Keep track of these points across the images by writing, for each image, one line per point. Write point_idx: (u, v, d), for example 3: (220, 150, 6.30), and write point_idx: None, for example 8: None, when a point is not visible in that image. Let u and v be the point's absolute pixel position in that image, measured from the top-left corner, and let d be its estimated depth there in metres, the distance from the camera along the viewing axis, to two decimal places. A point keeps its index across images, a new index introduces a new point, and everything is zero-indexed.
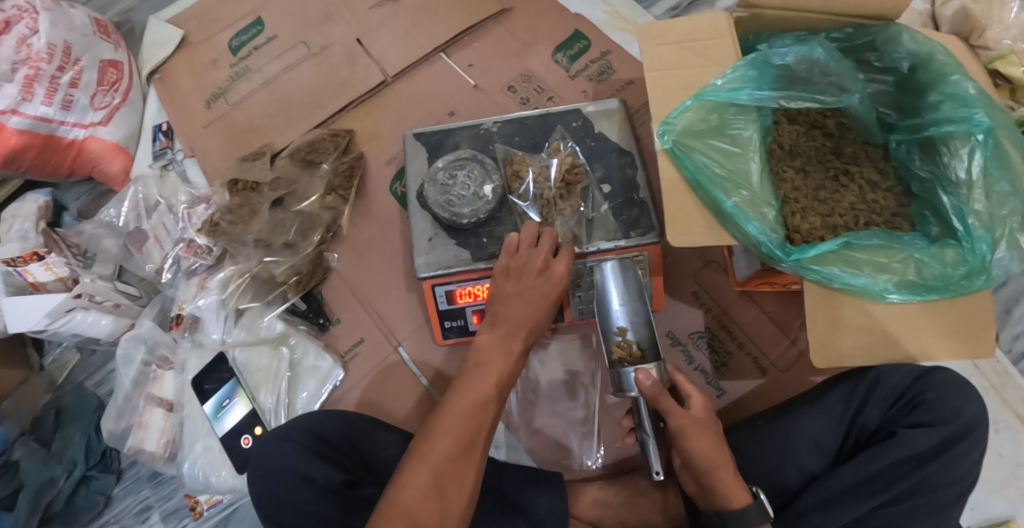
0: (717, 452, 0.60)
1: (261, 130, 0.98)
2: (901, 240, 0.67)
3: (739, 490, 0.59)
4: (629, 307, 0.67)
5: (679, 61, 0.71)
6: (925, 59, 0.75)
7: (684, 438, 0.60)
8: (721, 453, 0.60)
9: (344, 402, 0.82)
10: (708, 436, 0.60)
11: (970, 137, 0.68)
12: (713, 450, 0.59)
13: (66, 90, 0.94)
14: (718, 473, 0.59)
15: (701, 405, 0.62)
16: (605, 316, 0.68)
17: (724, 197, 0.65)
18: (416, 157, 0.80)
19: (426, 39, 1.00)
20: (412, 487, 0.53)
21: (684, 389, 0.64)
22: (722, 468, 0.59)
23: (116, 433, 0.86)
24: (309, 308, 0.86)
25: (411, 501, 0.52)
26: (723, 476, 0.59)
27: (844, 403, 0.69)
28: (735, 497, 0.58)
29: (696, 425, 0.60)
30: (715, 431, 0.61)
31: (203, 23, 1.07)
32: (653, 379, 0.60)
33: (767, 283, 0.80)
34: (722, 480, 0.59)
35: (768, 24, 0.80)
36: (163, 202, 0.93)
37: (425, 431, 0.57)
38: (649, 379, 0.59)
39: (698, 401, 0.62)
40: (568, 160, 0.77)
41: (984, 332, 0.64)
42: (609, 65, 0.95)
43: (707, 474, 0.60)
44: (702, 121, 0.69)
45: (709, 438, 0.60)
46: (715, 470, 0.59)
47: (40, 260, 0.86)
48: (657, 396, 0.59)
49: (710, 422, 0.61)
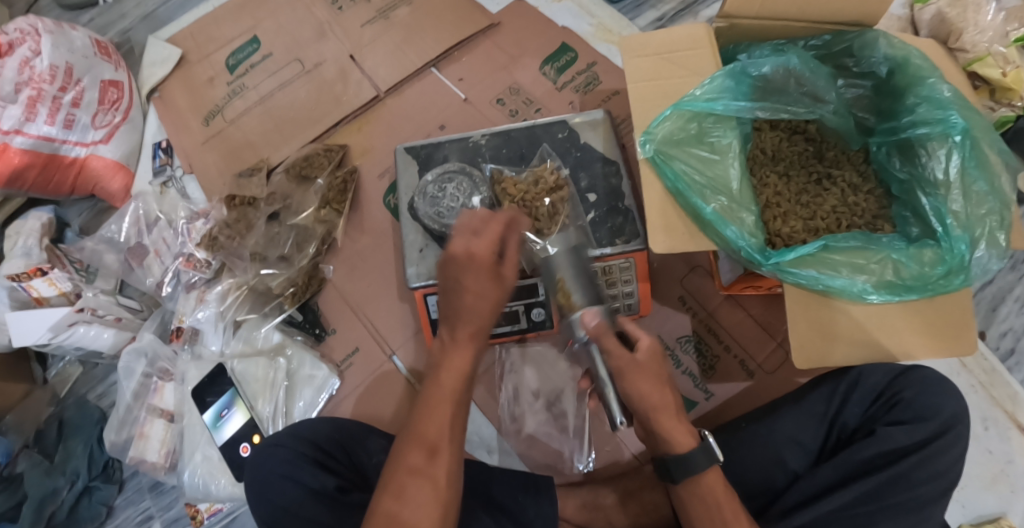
0: (659, 396, 0.58)
1: (257, 146, 1.00)
2: (879, 242, 0.69)
3: (684, 434, 0.58)
4: (566, 270, 0.66)
5: (658, 72, 0.74)
6: (901, 63, 0.77)
7: (623, 382, 0.58)
8: (662, 396, 0.58)
9: (340, 411, 0.84)
10: (650, 380, 0.57)
11: (947, 138, 0.70)
12: (653, 393, 0.57)
13: (67, 110, 0.97)
14: (659, 416, 0.58)
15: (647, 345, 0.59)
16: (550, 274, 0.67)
17: (704, 204, 0.67)
18: (407, 171, 0.83)
19: (417, 54, 1.02)
20: (399, 490, 0.55)
21: (631, 331, 0.61)
22: (664, 410, 0.58)
23: (118, 444, 0.89)
24: (306, 320, 0.89)
25: (398, 505, 0.54)
26: (663, 420, 0.58)
27: (825, 402, 0.70)
28: (678, 442, 0.58)
29: (636, 368, 0.57)
30: (659, 374, 0.58)
31: (200, 43, 1.10)
32: (599, 319, 0.61)
33: (750, 286, 0.82)
34: (662, 424, 0.58)
35: (746, 33, 0.82)
36: (163, 218, 0.96)
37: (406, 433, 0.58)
38: (593, 320, 0.60)
39: (645, 343, 0.59)
40: (551, 179, 0.77)
41: (965, 330, 0.66)
42: (595, 76, 0.98)
43: (649, 418, 0.58)
44: (682, 131, 0.71)
45: (651, 380, 0.58)
46: (654, 413, 0.58)
47: (43, 275, 0.89)
48: (600, 336, 0.59)
49: (657, 364, 0.59)
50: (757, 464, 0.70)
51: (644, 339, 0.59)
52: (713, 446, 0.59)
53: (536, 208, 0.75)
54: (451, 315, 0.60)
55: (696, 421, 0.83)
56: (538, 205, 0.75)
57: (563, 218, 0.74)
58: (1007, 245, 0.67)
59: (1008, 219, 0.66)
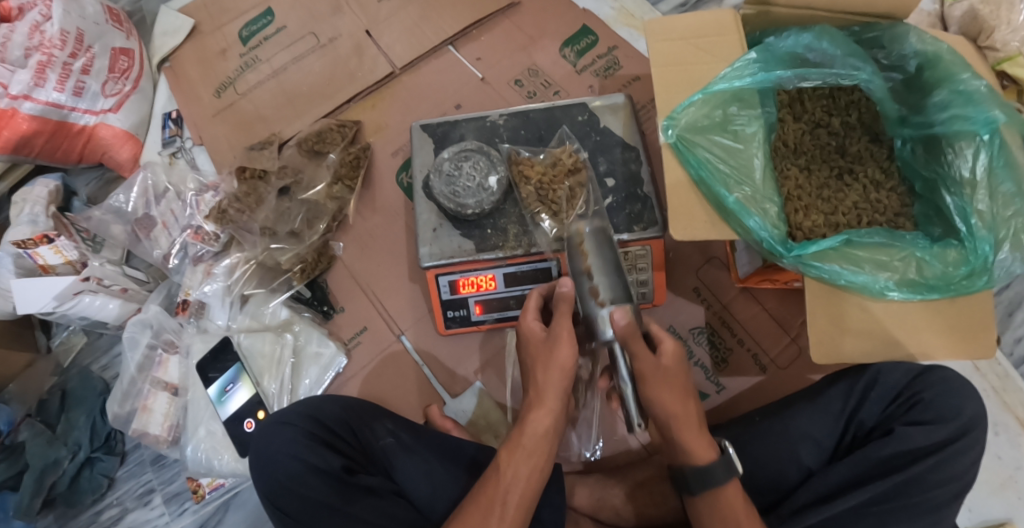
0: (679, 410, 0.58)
1: (268, 119, 0.99)
2: (902, 239, 0.67)
3: (704, 448, 0.59)
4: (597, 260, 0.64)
5: (684, 58, 0.72)
6: (932, 58, 0.75)
7: (646, 388, 0.58)
8: (685, 407, 0.58)
9: (345, 390, 0.83)
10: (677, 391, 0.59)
11: (976, 137, 0.69)
12: (676, 402, 0.58)
13: (77, 77, 0.95)
14: (680, 426, 0.58)
15: (671, 352, 0.60)
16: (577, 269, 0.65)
17: (727, 192, 0.65)
18: (422, 148, 0.81)
19: (434, 33, 1.00)
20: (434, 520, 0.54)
21: (657, 335, 0.61)
22: (681, 423, 0.58)
23: (120, 416, 0.87)
24: (314, 297, 0.87)
25: None
26: (684, 432, 0.58)
27: (842, 399, 0.69)
28: (698, 456, 0.58)
29: (659, 374, 0.58)
30: (683, 383, 0.59)
31: (213, 14, 1.08)
32: (628, 318, 0.60)
33: (767, 280, 0.80)
34: (683, 435, 0.58)
35: (776, 21, 0.80)
36: (172, 189, 0.95)
37: (477, 503, 0.56)
38: (623, 318, 0.60)
39: (669, 347, 0.59)
40: (569, 161, 0.76)
41: (983, 332, 0.65)
42: (616, 61, 0.96)
43: (669, 427, 0.59)
44: (706, 117, 0.69)
45: (673, 389, 0.58)
46: (676, 425, 0.58)
47: (49, 242, 0.87)
48: (628, 340, 0.58)
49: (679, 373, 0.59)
50: (769, 457, 0.69)
51: (667, 342, 0.60)
52: (733, 460, 0.59)
53: (551, 190, 0.74)
54: (535, 393, 0.61)
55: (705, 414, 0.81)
56: (558, 189, 0.74)
57: (582, 201, 0.73)
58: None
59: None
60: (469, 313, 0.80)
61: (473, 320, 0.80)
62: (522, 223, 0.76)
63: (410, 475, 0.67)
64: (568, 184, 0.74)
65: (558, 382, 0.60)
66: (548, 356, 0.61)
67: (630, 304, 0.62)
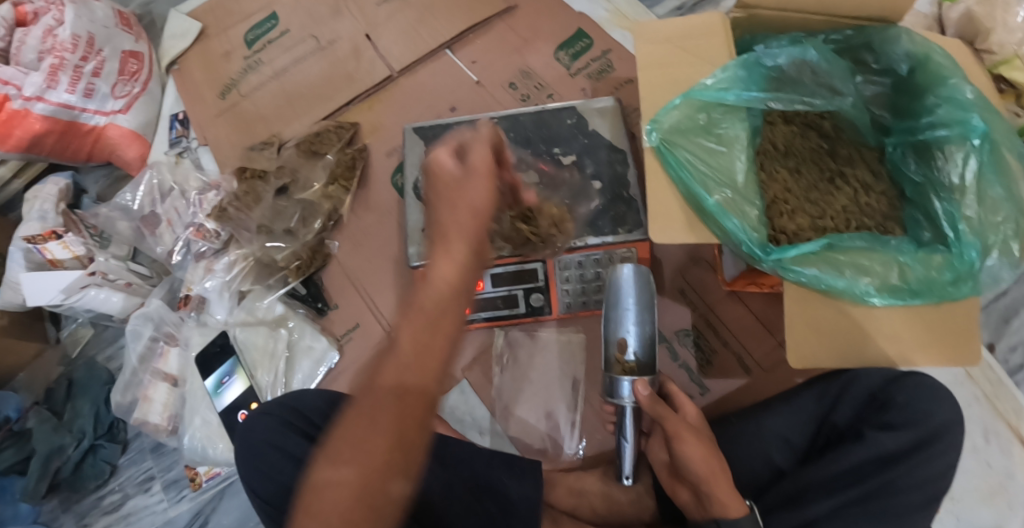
0: (708, 460, 0.64)
1: (269, 120, 1.01)
2: (885, 244, 0.68)
3: (735, 501, 0.62)
4: (635, 308, 0.70)
5: (668, 59, 0.73)
6: (923, 60, 0.75)
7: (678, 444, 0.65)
8: (713, 464, 0.64)
9: (336, 384, 0.85)
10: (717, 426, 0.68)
11: (966, 141, 0.69)
12: (708, 460, 0.64)
13: (88, 79, 0.99)
14: (712, 483, 0.63)
15: (692, 414, 0.70)
16: (614, 320, 0.70)
17: (707, 195, 0.65)
18: (414, 150, 0.83)
19: (431, 35, 1.02)
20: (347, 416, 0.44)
21: (676, 398, 0.71)
22: (716, 475, 0.63)
23: (123, 405, 0.91)
24: (309, 293, 0.89)
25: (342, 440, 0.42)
26: (716, 485, 0.63)
27: (815, 402, 0.70)
28: (731, 508, 0.61)
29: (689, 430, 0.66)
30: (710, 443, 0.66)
31: (219, 17, 1.11)
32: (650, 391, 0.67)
33: (754, 283, 0.80)
34: (716, 489, 0.63)
35: (762, 24, 0.81)
36: (177, 188, 0.98)
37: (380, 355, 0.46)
38: (645, 390, 0.66)
39: (690, 410, 0.69)
40: (557, 214, 0.74)
41: (969, 341, 0.64)
42: (609, 63, 0.97)
43: (702, 485, 0.64)
44: (689, 120, 0.70)
45: (702, 448, 0.65)
46: (705, 483, 0.63)
47: (58, 238, 0.90)
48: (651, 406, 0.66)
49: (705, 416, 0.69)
50: (739, 457, 0.70)
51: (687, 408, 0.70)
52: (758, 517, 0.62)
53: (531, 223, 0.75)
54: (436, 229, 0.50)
55: None
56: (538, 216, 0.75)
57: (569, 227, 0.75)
58: (1020, 255, 0.66)
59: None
60: None
61: (461, 319, 0.82)
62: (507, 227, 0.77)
63: None
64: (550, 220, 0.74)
65: (470, 225, 0.50)
66: (460, 192, 0.50)
67: (653, 377, 0.69)
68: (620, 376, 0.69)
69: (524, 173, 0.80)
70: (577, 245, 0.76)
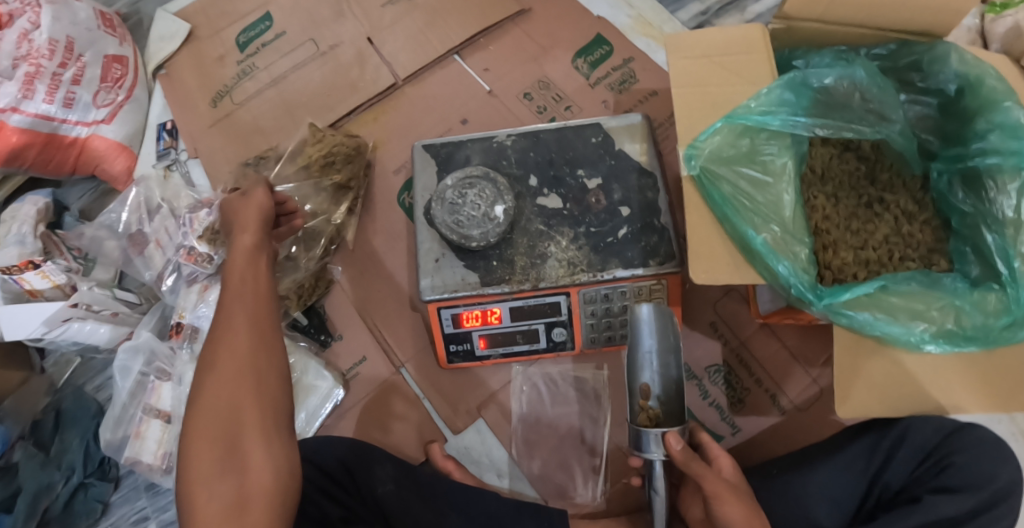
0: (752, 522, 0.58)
1: (266, 132, 0.95)
2: (940, 286, 0.62)
3: None
4: (656, 350, 0.64)
5: (705, 78, 0.66)
6: (974, 82, 0.69)
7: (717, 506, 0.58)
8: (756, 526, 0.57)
9: (343, 423, 0.80)
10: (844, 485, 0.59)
11: (1021, 172, 0.63)
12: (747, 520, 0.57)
13: (67, 88, 0.92)
14: None
15: (727, 468, 0.63)
16: (635, 364, 0.64)
17: (753, 233, 0.59)
18: (425, 171, 0.76)
19: (440, 41, 0.95)
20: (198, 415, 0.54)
21: (711, 450, 0.64)
22: None
23: (113, 443, 0.85)
24: (310, 324, 0.83)
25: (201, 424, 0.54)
26: None
27: (865, 458, 0.65)
28: None
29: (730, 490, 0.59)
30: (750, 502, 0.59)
31: (210, 17, 1.03)
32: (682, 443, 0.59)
33: (790, 318, 0.74)
34: None
35: (804, 38, 0.74)
36: (165, 205, 0.92)
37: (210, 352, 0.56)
38: (678, 443, 0.59)
39: (725, 463, 0.63)
40: (565, 264, 0.70)
41: (1022, 389, 0.59)
42: (632, 73, 0.90)
43: None
44: (732, 146, 0.64)
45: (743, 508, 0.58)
46: None
47: (35, 268, 0.83)
48: (688, 461, 0.59)
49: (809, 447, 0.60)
50: (785, 516, 0.65)
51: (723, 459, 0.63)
52: None
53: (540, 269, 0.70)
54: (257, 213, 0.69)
55: None
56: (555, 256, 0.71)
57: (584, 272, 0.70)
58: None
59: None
60: (473, 347, 0.76)
61: (476, 355, 0.76)
62: (528, 258, 0.71)
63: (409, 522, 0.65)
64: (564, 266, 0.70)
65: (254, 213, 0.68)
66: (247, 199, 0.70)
67: (682, 427, 0.62)
68: (645, 427, 0.62)
69: (545, 199, 0.73)
70: (594, 281, 0.70)
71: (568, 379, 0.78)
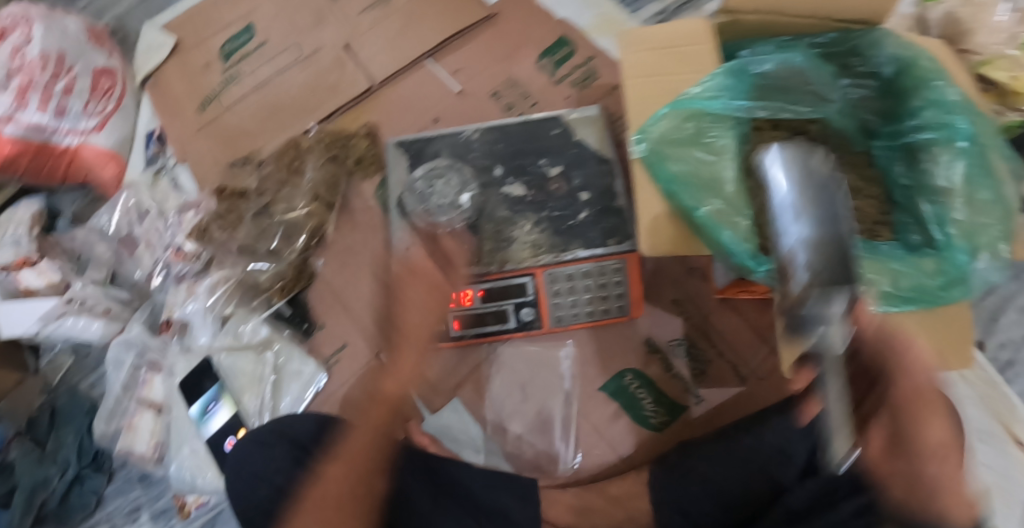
0: None
1: (251, 134, 0.98)
2: (880, 251, 0.66)
3: None
4: (804, 189, 0.45)
5: (657, 66, 0.72)
6: (909, 64, 0.74)
7: None
8: None
9: (327, 407, 0.83)
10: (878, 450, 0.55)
11: (953, 144, 0.68)
12: None
13: (59, 98, 0.97)
14: None
15: None
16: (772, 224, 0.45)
17: (696, 205, 0.64)
18: (398, 165, 0.81)
19: (414, 45, 1.00)
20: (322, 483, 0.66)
21: None
22: None
23: (107, 434, 0.89)
24: (294, 314, 0.86)
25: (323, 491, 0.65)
26: None
27: (813, 415, 0.69)
28: None
29: None
30: None
31: (197, 28, 1.07)
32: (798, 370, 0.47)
33: (745, 291, 0.79)
34: None
35: (749, 30, 0.81)
36: (154, 208, 0.96)
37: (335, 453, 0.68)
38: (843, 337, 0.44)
39: None
40: (533, 241, 0.76)
41: (964, 344, 0.65)
42: (594, 70, 0.95)
43: None
44: (678, 129, 0.68)
45: None
46: None
47: (32, 266, 0.90)
48: None
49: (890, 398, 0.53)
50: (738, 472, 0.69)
51: None
52: None
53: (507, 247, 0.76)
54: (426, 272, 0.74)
55: (683, 429, 0.79)
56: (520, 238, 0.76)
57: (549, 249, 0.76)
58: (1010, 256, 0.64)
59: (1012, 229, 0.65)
60: (446, 329, 0.80)
61: (450, 337, 0.80)
62: (495, 241, 0.77)
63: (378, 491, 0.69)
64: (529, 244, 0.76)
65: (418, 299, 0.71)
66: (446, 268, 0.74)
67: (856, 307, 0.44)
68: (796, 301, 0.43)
69: (510, 187, 0.78)
70: (557, 261, 0.75)
71: (541, 358, 0.81)
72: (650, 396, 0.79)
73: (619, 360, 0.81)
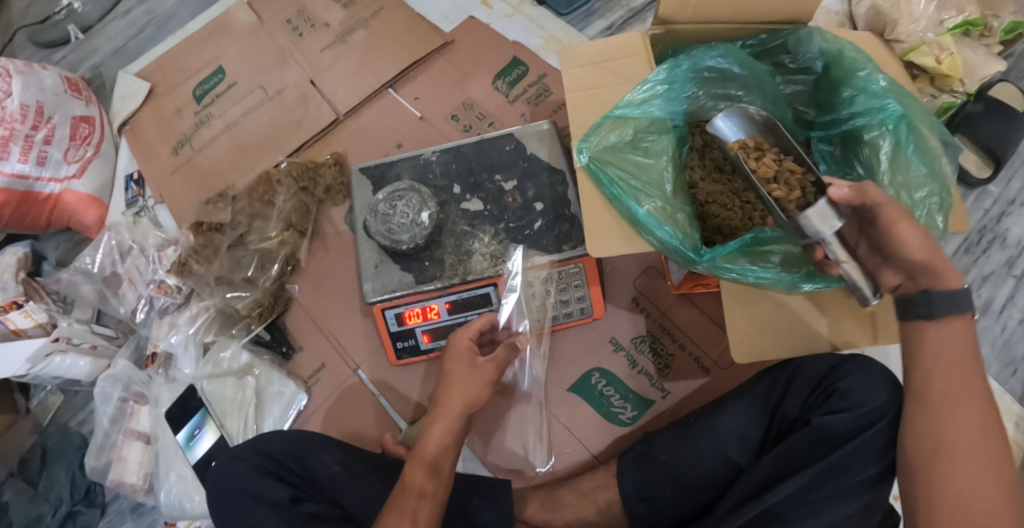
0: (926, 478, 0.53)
1: (224, 173, 1.03)
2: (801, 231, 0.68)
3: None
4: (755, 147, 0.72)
5: (596, 81, 0.73)
6: (836, 56, 0.74)
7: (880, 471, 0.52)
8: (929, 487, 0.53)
9: (310, 425, 0.87)
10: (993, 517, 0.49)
11: (883, 125, 0.70)
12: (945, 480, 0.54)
13: (40, 147, 1.01)
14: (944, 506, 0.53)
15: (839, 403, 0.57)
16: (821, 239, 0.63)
17: (636, 206, 0.67)
18: (362, 190, 0.86)
19: (374, 76, 1.05)
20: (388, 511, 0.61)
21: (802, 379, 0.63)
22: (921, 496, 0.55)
23: (97, 468, 0.92)
24: (273, 338, 0.90)
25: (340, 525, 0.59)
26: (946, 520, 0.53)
27: (765, 396, 0.70)
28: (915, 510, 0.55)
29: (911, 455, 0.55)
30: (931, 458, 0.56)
31: (168, 75, 1.13)
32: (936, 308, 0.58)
33: (700, 284, 0.83)
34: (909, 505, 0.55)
35: (682, 37, 0.81)
36: (136, 246, 1.00)
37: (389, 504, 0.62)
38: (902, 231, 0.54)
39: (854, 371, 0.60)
40: (488, 255, 0.80)
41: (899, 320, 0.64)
42: (546, 87, 1.01)
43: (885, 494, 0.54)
44: (617, 136, 0.71)
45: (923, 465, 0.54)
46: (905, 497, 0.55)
47: (19, 307, 0.92)
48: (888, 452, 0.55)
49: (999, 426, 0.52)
50: (695, 456, 0.71)
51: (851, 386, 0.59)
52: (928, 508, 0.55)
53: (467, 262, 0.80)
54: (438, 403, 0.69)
55: (652, 421, 0.82)
56: (484, 248, 0.80)
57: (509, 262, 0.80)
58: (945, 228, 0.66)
59: (947, 202, 0.66)
60: (418, 342, 0.83)
61: (422, 349, 0.84)
62: (458, 254, 0.80)
63: (354, 498, 0.72)
64: (489, 258, 0.80)
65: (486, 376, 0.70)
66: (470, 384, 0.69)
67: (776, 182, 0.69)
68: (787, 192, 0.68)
69: (468, 203, 0.83)
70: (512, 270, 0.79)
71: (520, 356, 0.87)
72: (617, 392, 0.84)
73: (585, 361, 0.86)
